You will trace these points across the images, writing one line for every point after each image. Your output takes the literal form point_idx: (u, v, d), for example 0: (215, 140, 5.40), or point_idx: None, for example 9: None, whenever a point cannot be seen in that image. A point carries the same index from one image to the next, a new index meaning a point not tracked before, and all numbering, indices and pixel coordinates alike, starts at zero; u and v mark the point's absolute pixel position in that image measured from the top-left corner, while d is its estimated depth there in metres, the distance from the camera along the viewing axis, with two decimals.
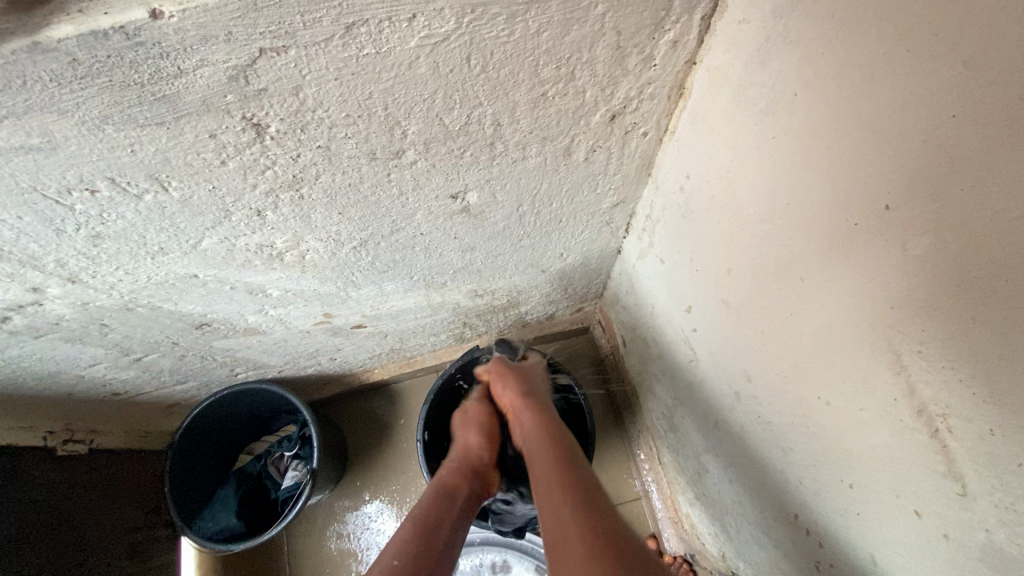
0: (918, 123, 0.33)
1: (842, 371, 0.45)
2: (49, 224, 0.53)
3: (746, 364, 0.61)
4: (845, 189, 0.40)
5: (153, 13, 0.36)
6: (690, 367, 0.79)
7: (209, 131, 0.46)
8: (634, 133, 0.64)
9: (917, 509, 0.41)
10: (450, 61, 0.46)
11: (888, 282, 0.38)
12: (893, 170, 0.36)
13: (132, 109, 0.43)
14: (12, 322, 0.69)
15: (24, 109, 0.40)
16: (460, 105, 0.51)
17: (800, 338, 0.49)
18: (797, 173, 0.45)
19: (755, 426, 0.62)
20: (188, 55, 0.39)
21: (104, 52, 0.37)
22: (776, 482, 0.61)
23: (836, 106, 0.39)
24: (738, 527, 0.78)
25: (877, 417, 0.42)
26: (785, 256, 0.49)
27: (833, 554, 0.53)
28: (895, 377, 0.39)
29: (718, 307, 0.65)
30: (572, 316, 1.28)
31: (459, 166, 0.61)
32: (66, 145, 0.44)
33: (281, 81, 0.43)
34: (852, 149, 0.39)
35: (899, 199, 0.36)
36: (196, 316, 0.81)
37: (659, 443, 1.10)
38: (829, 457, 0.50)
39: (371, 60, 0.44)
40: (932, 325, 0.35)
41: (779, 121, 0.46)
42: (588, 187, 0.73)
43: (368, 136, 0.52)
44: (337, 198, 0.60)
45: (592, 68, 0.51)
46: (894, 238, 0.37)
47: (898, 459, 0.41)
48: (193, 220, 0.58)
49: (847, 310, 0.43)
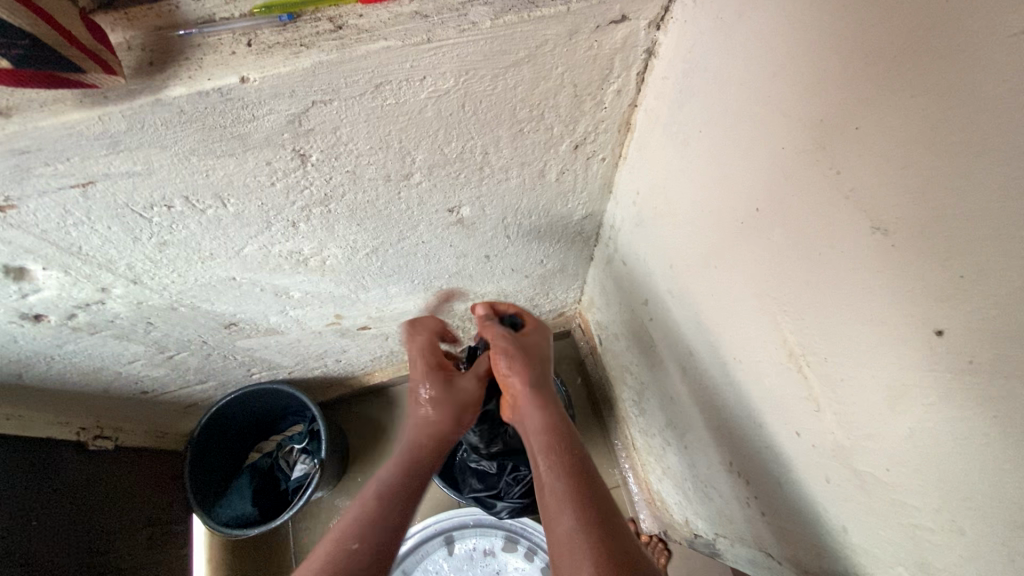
0: (768, 152, 0.49)
1: (746, 334, 0.60)
2: (129, 233, 0.67)
3: (688, 340, 0.76)
4: (736, 198, 0.56)
5: (242, 78, 0.51)
6: (651, 352, 0.93)
7: (266, 160, 0.61)
8: (594, 158, 0.80)
9: (797, 431, 0.55)
10: (449, 107, 0.61)
11: (764, 263, 0.53)
12: (759, 184, 0.51)
13: (214, 144, 0.57)
14: (77, 319, 0.82)
15: (137, 145, 0.55)
16: (456, 139, 0.67)
17: (719, 313, 0.64)
18: (707, 188, 0.61)
19: (699, 392, 0.77)
20: (260, 106, 0.54)
21: (202, 105, 0.52)
22: (716, 436, 0.75)
23: (724, 139, 0.55)
24: (694, 488, 0.92)
25: (768, 365, 0.57)
26: (705, 250, 0.64)
27: (755, 486, 0.68)
28: (774, 333, 0.54)
29: (666, 297, 0.80)
30: (554, 320, 1.43)
31: (455, 186, 0.76)
32: (159, 171, 0.59)
33: (324, 123, 0.58)
34: (736, 169, 0.54)
35: (764, 204, 0.51)
36: (227, 315, 0.94)
37: (632, 429, 1.24)
38: (745, 404, 0.64)
39: (392, 108, 0.59)
40: (788, 290, 0.50)
41: (694, 149, 0.62)
42: (560, 202, 0.88)
43: (385, 162, 0.67)
44: (357, 212, 0.75)
45: (556, 110, 0.67)
46: (764, 231, 0.52)
47: (784, 397, 0.56)
48: (242, 230, 0.73)
49: (744, 287, 0.58)
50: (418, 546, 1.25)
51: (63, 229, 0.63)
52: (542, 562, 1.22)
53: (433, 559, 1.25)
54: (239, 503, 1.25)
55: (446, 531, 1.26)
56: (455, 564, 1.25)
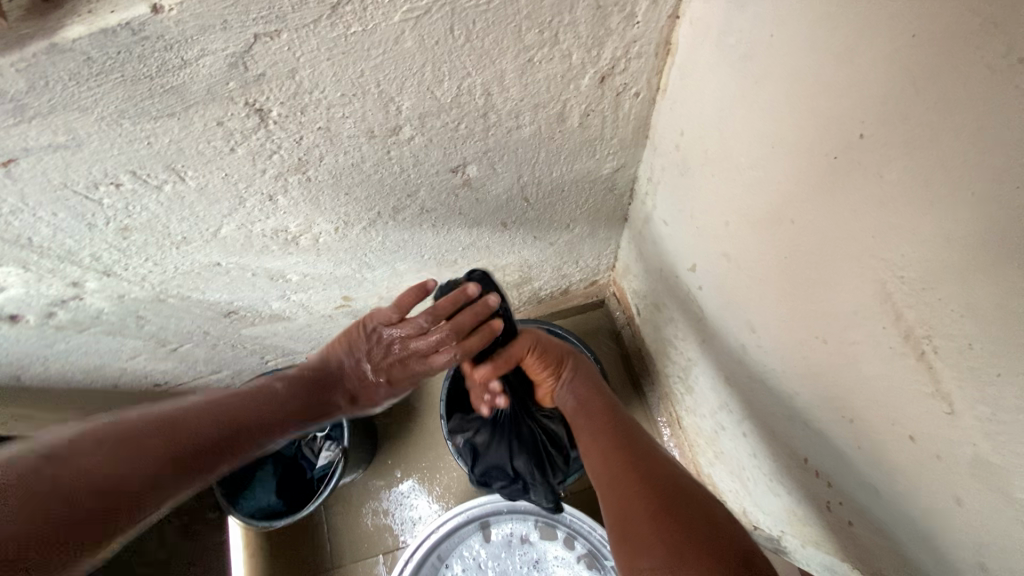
0: (882, 48, 0.34)
1: (835, 308, 0.46)
2: (81, 219, 0.58)
3: (749, 314, 0.62)
4: (823, 126, 0.41)
5: (155, 8, 0.39)
6: (700, 325, 0.79)
7: (217, 119, 0.50)
8: (626, 95, 0.65)
9: (911, 434, 0.41)
10: (433, 33, 0.48)
11: (872, 212, 0.39)
12: (866, 97, 0.36)
13: (145, 101, 0.46)
14: (57, 318, 0.75)
15: (50, 108, 0.44)
16: (449, 77, 0.53)
17: (794, 280, 0.50)
18: (777, 115, 0.46)
19: (763, 374, 0.63)
20: (189, 46, 0.42)
21: (114, 49, 0.41)
22: (786, 429, 0.62)
23: (805, 44, 0.40)
24: (756, 479, 0.79)
25: (869, 348, 0.43)
26: (774, 199, 0.50)
27: (841, 491, 0.54)
28: (883, 306, 0.40)
29: (719, 261, 0.65)
30: (586, 290, 1.30)
31: (455, 140, 0.63)
32: (89, 141, 0.48)
33: (277, 65, 0.46)
34: (824, 84, 0.40)
35: (873, 127, 0.37)
36: (223, 304, 0.86)
37: (678, 408, 1.11)
38: (830, 393, 0.50)
39: (359, 38, 0.46)
40: (910, 249, 0.36)
41: (759, 66, 0.46)
42: (586, 153, 0.74)
43: (364, 114, 0.54)
44: (342, 178, 0.63)
45: (574, 30, 0.52)
46: (871, 167, 0.38)
47: (894, 388, 0.42)
48: (211, 208, 0.62)
49: (836, 245, 0.43)
50: (450, 533, 1.11)
51: (2, 219, 0.54)
52: (586, 549, 1.09)
53: (467, 544, 1.12)
54: (265, 493, 1.19)
55: (479, 516, 1.12)
56: (492, 551, 1.12)
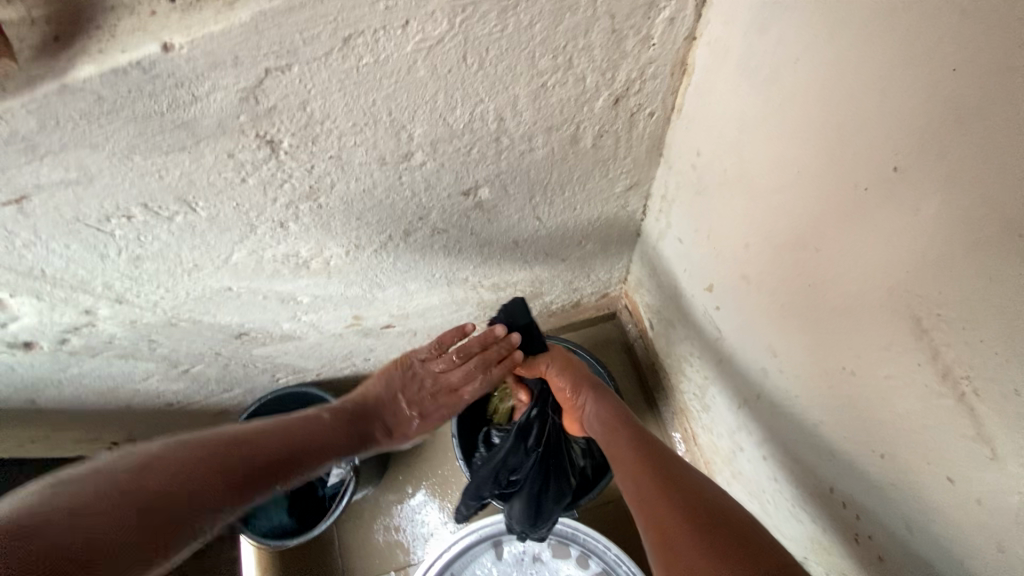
0: (920, 78, 0.33)
1: (866, 341, 0.44)
2: (93, 249, 0.57)
3: (771, 338, 0.60)
4: (853, 156, 0.40)
5: (165, 46, 0.38)
6: (718, 345, 0.77)
7: (228, 152, 0.49)
8: (640, 114, 0.63)
9: (949, 475, 0.40)
10: (446, 62, 0.47)
11: (906, 246, 0.37)
12: (900, 128, 0.35)
13: (155, 137, 0.45)
14: (71, 344, 0.74)
15: (61, 146, 0.43)
16: (461, 104, 0.52)
17: (821, 310, 0.48)
18: (801, 142, 0.44)
19: (785, 400, 0.61)
20: (200, 82, 0.42)
21: (125, 87, 0.40)
22: (810, 457, 0.60)
23: (834, 69, 0.39)
24: (777, 503, 0.77)
25: (902, 384, 0.41)
26: (798, 226, 0.48)
27: (870, 525, 0.52)
28: (918, 343, 0.39)
29: (738, 283, 0.64)
30: (598, 303, 1.28)
31: (467, 164, 0.62)
32: (100, 176, 0.48)
33: (288, 97, 0.45)
34: (855, 113, 0.38)
35: (910, 160, 0.35)
36: (234, 326, 0.85)
37: (693, 424, 1.09)
38: (860, 426, 0.49)
39: (371, 69, 0.45)
40: (950, 287, 0.35)
41: (782, 91, 0.45)
42: (600, 172, 0.73)
43: (376, 142, 0.54)
44: (354, 204, 0.63)
45: (590, 53, 0.51)
46: (906, 200, 0.36)
47: (930, 428, 0.40)
48: (222, 236, 0.61)
49: (866, 277, 0.42)
50: (462, 551, 1.10)
51: (15, 252, 0.54)
52: (598, 568, 1.07)
53: (480, 562, 1.10)
54: (276, 512, 1.15)
55: (492, 534, 1.10)
56: (504, 569, 1.09)
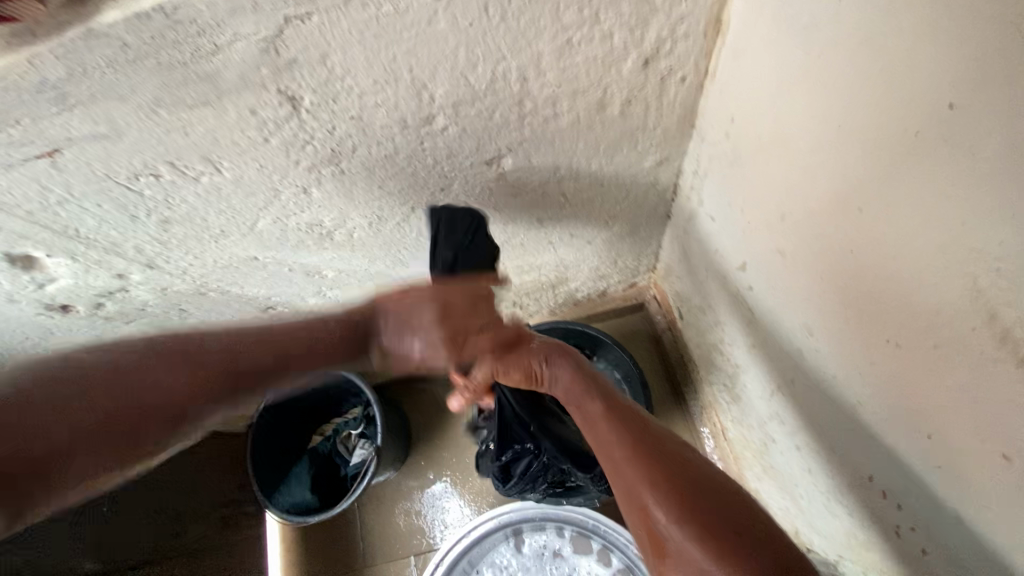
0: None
1: (913, 308, 0.40)
2: (124, 210, 0.59)
3: (807, 315, 0.56)
4: (902, 99, 0.36)
5: None
6: (749, 328, 0.74)
7: (250, 108, 0.49)
8: (671, 79, 0.61)
9: (1006, 454, 0.36)
10: (467, 13, 0.46)
11: (960, 195, 0.34)
12: (956, 59, 0.32)
13: (179, 89, 0.46)
14: (105, 309, 0.77)
15: (90, 96, 0.44)
16: (483, 62, 0.51)
17: (862, 276, 0.45)
18: (845, 91, 0.41)
19: (821, 382, 0.57)
20: (221, 31, 0.42)
21: (149, 34, 0.41)
22: (848, 443, 0.56)
23: (879, 5, 0.36)
24: (810, 497, 0.72)
25: (954, 352, 0.38)
26: (838, 186, 0.45)
27: (914, 516, 0.48)
28: (973, 305, 0.35)
29: (772, 257, 0.60)
30: (625, 292, 1.25)
31: (490, 130, 0.61)
32: (128, 130, 0.49)
33: (309, 50, 0.45)
34: (904, 49, 0.35)
35: (968, 94, 0.32)
36: (261, 299, 0.86)
37: (723, 417, 1.04)
38: (904, 406, 0.45)
39: (391, 20, 0.44)
40: (1012, 236, 0.31)
41: (823, 38, 0.42)
42: (628, 144, 0.70)
43: (397, 102, 0.53)
44: (376, 171, 0.62)
45: (616, 7, 0.49)
46: (962, 141, 0.33)
47: (988, 402, 0.36)
48: (247, 200, 0.62)
49: (912, 236, 0.38)
50: (482, 538, 1.07)
51: (50, 209, 0.56)
52: (621, 564, 1.02)
53: (499, 552, 1.07)
54: (299, 489, 1.18)
55: (513, 522, 1.07)
56: (524, 562, 1.06)
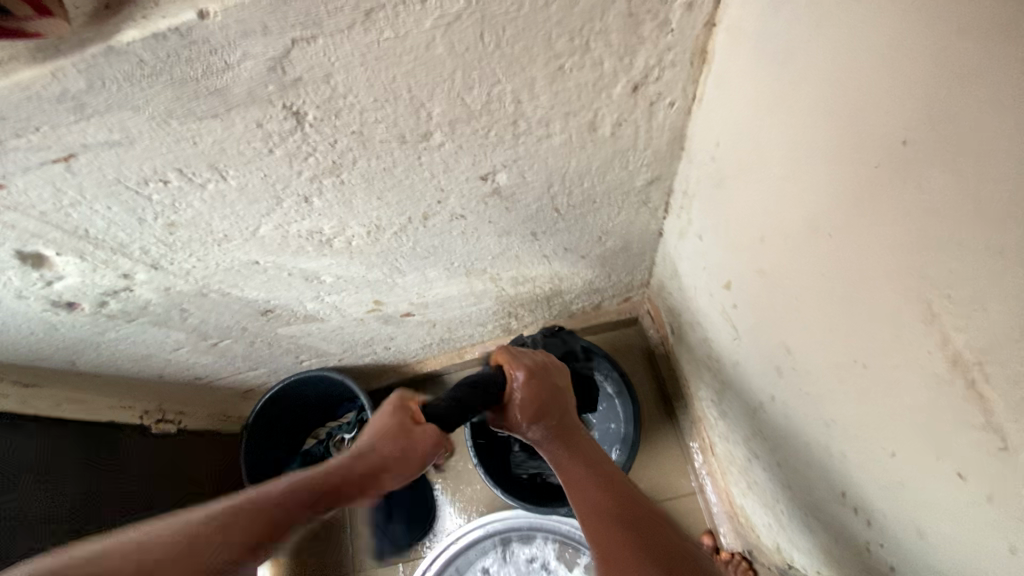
0: (928, 47, 0.32)
1: (877, 330, 0.42)
2: (133, 213, 0.62)
3: (784, 334, 0.58)
4: (863, 134, 0.39)
5: (201, 13, 0.41)
6: (734, 345, 0.76)
7: (256, 121, 0.52)
8: (660, 104, 0.63)
9: (960, 472, 0.38)
10: (464, 40, 0.49)
11: (915, 225, 0.36)
12: (909, 99, 0.34)
13: (190, 103, 0.49)
14: (110, 307, 0.80)
15: (107, 107, 0.47)
16: (479, 84, 0.54)
17: (832, 298, 0.47)
18: (815, 124, 0.44)
19: (798, 399, 0.59)
20: (232, 50, 0.45)
21: (164, 52, 0.43)
22: (822, 460, 0.58)
23: (844, 46, 0.39)
24: (789, 513, 0.74)
25: (912, 373, 0.40)
26: (810, 212, 0.47)
27: (881, 532, 0.50)
28: (926, 328, 0.37)
29: (753, 277, 0.63)
30: (619, 305, 1.26)
31: (485, 147, 0.63)
32: (141, 139, 0.52)
33: (313, 69, 0.48)
34: (864, 89, 0.38)
35: (919, 132, 0.34)
36: (261, 302, 0.88)
37: (711, 433, 1.06)
38: (871, 424, 0.47)
39: (392, 44, 0.47)
40: (960, 264, 0.33)
41: (796, 73, 0.45)
42: (619, 163, 0.73)
43: (396, 119, 0.56)
44: (375, 183, 0.65)
45: (606, 38, 0.52)
46: (915, 175, 0.35)
47: (942, 421, 0.38)
48: (251, 207, 0.64)
49: (874, 261, 0.41)
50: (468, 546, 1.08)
51: (62, 210, 0.59)
52: None
53: (485, 560, 1.08)
54: None
55: (500, 531, 1.07)
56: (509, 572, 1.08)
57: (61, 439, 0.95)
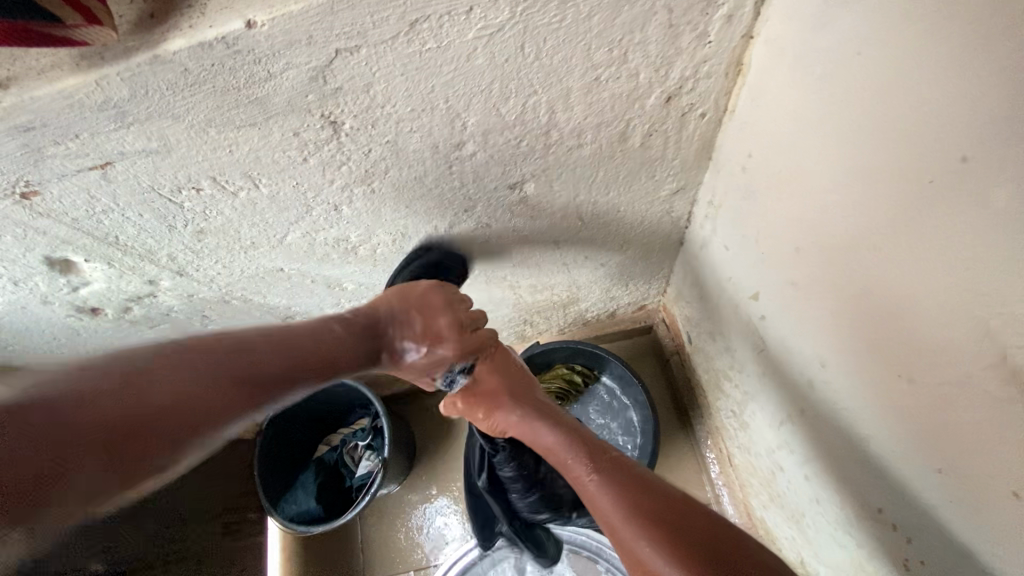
0: (993, 65, 0.32)
1: (922, 345, 0.42)
2: (163, 220, 0.61)
3: (819, 346, 0.58)
4: (915, 149, 0.39)
5: (248, 23, 0.41)
6: (760, 356, 0.75)
7: (294, 130, 0.52)
8: (692, 114, 0.63)
9: (1014, 491, 0.37)
10: (504, 50, 0.49)
11: (972, 242, 0.36)
12: (969, 116, 0.34)
13: (230, 111, 0.48)
14: (132, 312, 0.79)
15: (147, 115, 0.47)
16: (515, 94, 0.54)
17: (875, 312, 0.47)
18: (863, 139, 0.43)
19: (832, 413, 0.59)
20: (276, 60, 0.45)
21: (209, 61, 0.43)
22: (856, 473, 0.57)
23: (896, 61, 0.39)
24: (817, 526, 0.73)
25: (964, 391, 0.39)
26: (852, 225, 0.47)
27: (922, 549, 0.49)
28: (983, 346, 0.37)
29: (785, 289, 0.62)
30: (635, 314, 1.26)
31: (516, 157, 0.63)
32: (178, 147, 0.51)
33: (354, 79, 0.48)
34: (919, 106, 0.38)
35: (981, 149, 0.34)
36: (282, 308, 0.88)
37: (730, 443, 1.05)
38: (914, 439, 0.46)
39: (433, 54, 0.47)
40: (1023, 283, 0.33)
41: (841, 85, 0.45)
42: (646, 173, 0.72)
43: (431, 129, 0.56)
44: (404, 191, 0.65)
45: (644, 49, 0.52)
46: (974, 191, 0.35)
47: (995, 438, 0.38)
48: (280, 215, 0.64)
49: (923, 277, 0.40)
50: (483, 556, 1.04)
51: (94, 217, 0.59)
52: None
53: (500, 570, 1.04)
54: (305, 497, 1.18)
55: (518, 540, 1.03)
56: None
57: None
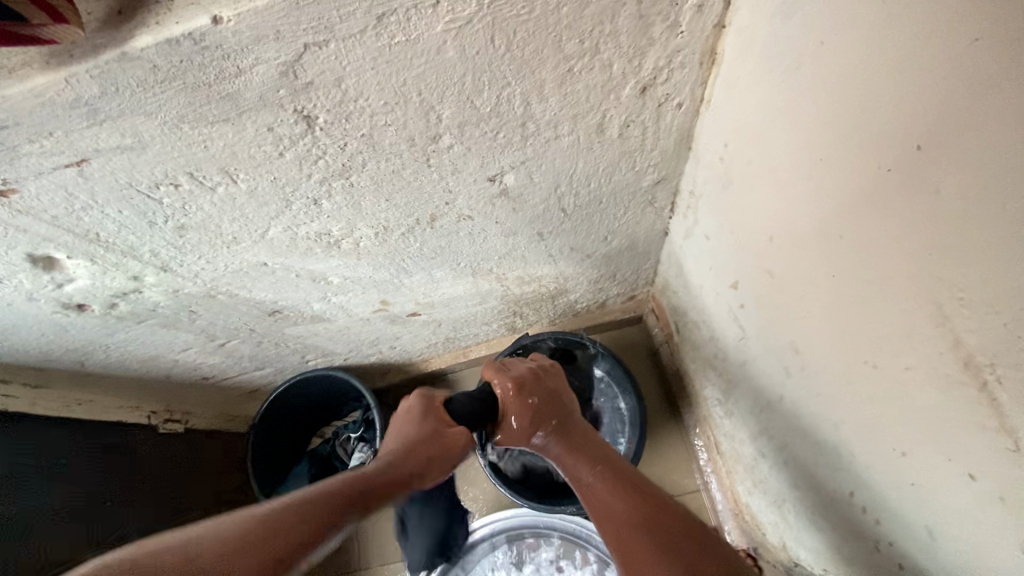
0: (940, 54, 0.32)
1: (885, 331, 0.43)
2: (143, 216, 0.62)
3: (793, 334, 0.58)
4: (874, 138, 0.39)
5: (214, 18, 0.41)
6: (741, 345, 0.76)
7: (268, 125, 0.52)
8: (668, 105, 0.63)
9: (970, 471, 0.38)
10: (474, 43, 0.49)
11: (927, 229, 0.36)
12: (922, 105, 0.35)
13: (202, 107, 0.49)
14: (119, 308, 0.80)
15: (119, 112, 0.48)
16: (488, 87, 0.54)
17: (841, 300, 0.47)
18: (827, 128, 0.44)
19: (806, 399, 0.60)
20: (244, 55, 0.45)
21: (177, 58, 0.44)
22: (829, 458, 0.58)
23: (855, 51, 0.39)
24: (796, 511, 0.74)
25: (923, 375, 0.40)
26: (819, 214, 0.48)
27: (890, 530, 0.51)
28: (939, 331, 0.37)
29: (761, 278, 0.63)
30: (623, 304, 1.27)
31: (494, 149, 0.64)
32: (152, 143, 0.52)
33: (325, 73, 0.48)
34: (876, 96, 0.38)
35: (933, 137, 0.34)
36: (269, 303, 0.89)
37: (716, 431, 1.06)
38: (880, 422, 0.47)
39: (402, 48, 0.47)
40: (973, 269, 0.34)
41: (805, 75, 0.45)
42: (626, 164, 0.73)
43: (406, 122, 0.56)
44: (383, 185, 0.65)
45: (615, 40, 0.52)
46: (928, 178, 0.35)
47: (951, 421, 0.39)
48: (260, 209, 0.65)
49: (884, 264, 0.41)
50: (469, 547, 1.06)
51: (73, 214, 0.59)
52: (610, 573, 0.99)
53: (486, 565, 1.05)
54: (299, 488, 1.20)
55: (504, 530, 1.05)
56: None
57: (60, 441, 0.94)
